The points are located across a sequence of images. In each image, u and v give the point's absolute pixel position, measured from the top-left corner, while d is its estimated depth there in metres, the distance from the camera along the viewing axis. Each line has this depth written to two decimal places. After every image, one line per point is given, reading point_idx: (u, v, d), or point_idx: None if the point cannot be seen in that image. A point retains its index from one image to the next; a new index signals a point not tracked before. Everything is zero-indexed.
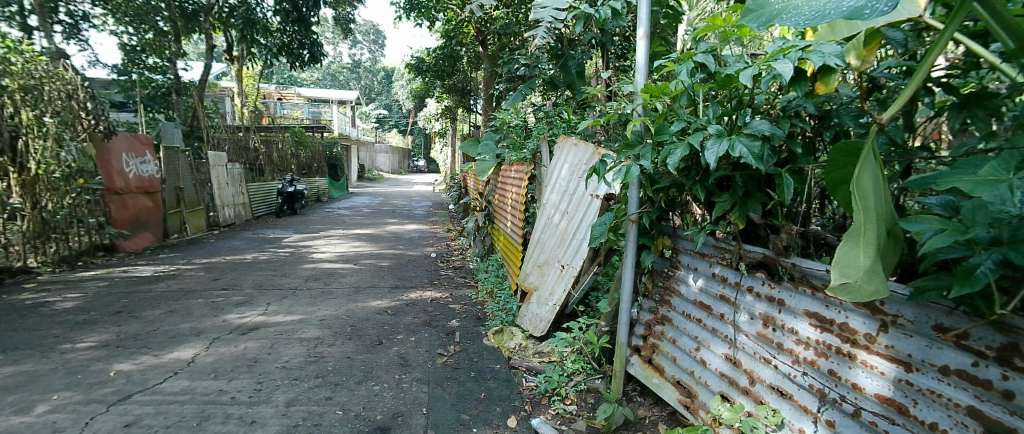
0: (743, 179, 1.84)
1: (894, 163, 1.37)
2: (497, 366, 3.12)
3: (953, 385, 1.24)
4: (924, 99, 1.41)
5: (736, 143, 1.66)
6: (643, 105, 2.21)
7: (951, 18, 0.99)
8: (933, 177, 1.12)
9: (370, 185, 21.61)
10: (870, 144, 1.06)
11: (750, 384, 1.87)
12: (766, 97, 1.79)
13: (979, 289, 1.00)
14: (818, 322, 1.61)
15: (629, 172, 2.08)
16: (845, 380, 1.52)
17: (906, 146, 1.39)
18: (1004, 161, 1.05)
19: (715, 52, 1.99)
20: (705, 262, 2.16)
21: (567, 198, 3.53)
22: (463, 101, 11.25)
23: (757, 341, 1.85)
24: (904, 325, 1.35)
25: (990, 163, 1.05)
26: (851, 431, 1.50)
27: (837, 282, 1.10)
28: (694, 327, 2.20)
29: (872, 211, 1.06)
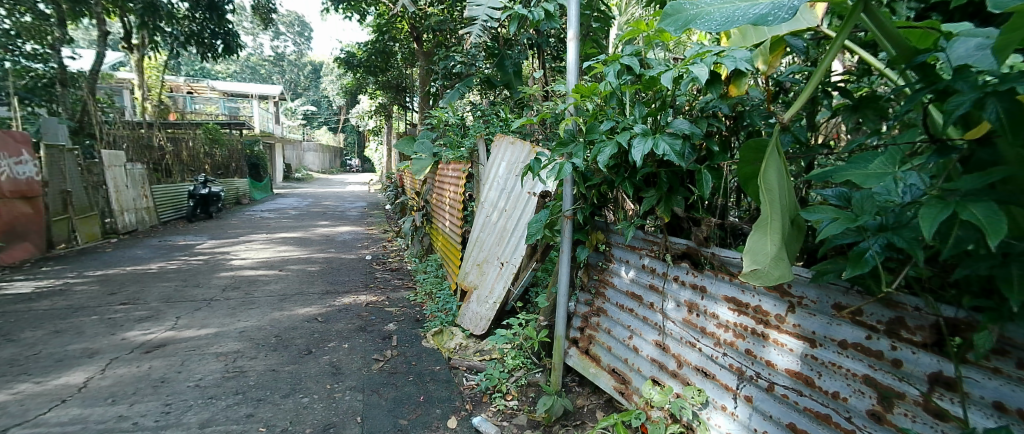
0: (667, 176, 1.91)
1: (799, 160, 1.49)
2: (436, 367, 3.06)
3: (851, 357, 1.36)
4: (823, 101, 1.54)
5: (659, 141, 1.72)
6: (575, 105, 2.25)
7: (842, 28, 1.08)
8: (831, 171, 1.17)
9: (298, 185, 20.51)
10: (773, 141, 1.13)
11: (677, 367, 1.95)
12: (686, 98, 1.88)
13: (868, 271, 1.09)
14: (736, 306, 1.71)
15: (562, 170, 2.10)
16: (759, 357, 1.62)
17: (809, 145, 1.50)
18: (891, 156, 1.14)
19: (640, 55, 2.06)
20: (635, 254, 2.23)
21: (505, 196, 3.53)
22: (398, 98, 10.94)
23: (683, 327, 1.94)
24: (808, 305, 1.47)
25: (880, 158, 1.13)
26: (766, 404, 1.59)
27: (747, 269, 1.16)
28: (627, 317, 2.27)
29: (777, 202, 1.13)
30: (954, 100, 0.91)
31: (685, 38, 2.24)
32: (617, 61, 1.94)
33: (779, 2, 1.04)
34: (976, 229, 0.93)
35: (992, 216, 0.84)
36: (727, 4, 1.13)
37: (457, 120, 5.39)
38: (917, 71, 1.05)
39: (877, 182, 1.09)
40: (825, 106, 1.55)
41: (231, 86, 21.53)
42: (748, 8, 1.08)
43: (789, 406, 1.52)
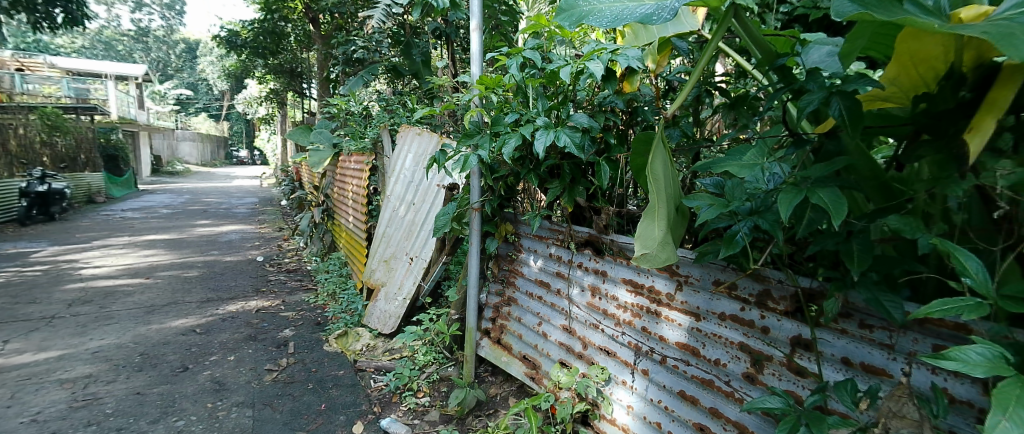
0: (570, 167, 1.95)
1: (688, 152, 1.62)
2: (340, 372, 2.88)
3: (729, 327, 1.49)
4: (707, 99, 1.66)
5: (560, 133, 1.75)
6: (479, 97, 2.20)
7: (716, 32, 1.15)
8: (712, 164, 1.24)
9: (172, 179, 18.18)
10: (659, 135, 1.17)
11: (583, 349, 2.02)
12: (586, 93, 1.92)
13: (739, 251, 1.19)
14: (633, 287, 1.80)
15: (468, 162, 2.04)
16: (654, 334, 1.72)
17: (693, 138, 1.62)
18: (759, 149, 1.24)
19: (543, 49, 2.06)
20: (542, 244, 2.25)
21: (412, 189, 3.41)
22: (293, 84, 10.08)
23: (587, 310, 2.01)
24: (693, 283, 1.59)
25: (751, 151, 1.22)
26: (660, 376, 1.70)
27: (638, 253, 1.19)
28: (537, 304, 2.30)
29: (663, 191, 1.17)
30: (806, 98, 1.01)
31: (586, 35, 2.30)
32: (520, 54, 1.93)
33: (663, 3, 1.07)
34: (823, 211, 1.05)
35: (835, 201, 0.94)
36: (617, 2, 1.14)
37: (359, 110, 5.07)
38: (778, 73, 1.15)
39: (749, 172, 1.18)
40: (709, 104, 1.67)
41: (84, 64, 18.44)
42: (635, 7, 1.10)
43: (679, 376, 1.64)
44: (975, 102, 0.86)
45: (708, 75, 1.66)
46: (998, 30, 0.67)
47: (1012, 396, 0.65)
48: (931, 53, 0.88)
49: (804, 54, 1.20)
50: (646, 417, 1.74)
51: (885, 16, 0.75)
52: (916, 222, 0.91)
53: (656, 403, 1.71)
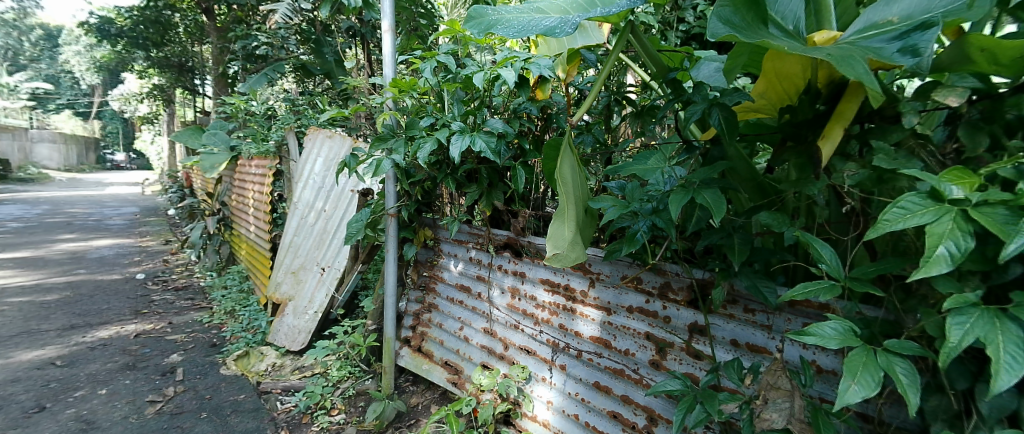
0: (487, 172, 1.95)
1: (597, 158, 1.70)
2: (240, 396, 2.64)
3: (637, 319, 1.58)
4: (615, 107, 1.75)
5: (476, 138, 1.74)
6: (392, 101, 2.11)
7: (616, 44, 1.22)
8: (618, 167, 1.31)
9: (25, 187, 15.53)
10: (566, 140, 1.21)
11: (504, 350, 2.03)
12: (502, 99, 1.93)
13: (639, 248, 1.28)
14: (550, 286, 1.85)
15: (380, 167, 1.95)
16: (570, 330, 1.78)
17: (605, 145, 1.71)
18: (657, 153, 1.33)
19: (459, 54, 2.04)
20: (462, 248, 2.23)
21: (323, 195, 3.23)
22: (183, 79, 9.08)
23: (507, 311, 2.02)
24: (604, 280, 1.66)
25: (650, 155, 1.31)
26: (577, 369, 1.76)
27: (550, 254, 1.21)
28: (457, 309, 2.27)
29: (570, 194, 1.21)
30: (691, 109, 1.11)
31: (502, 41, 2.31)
32: (434, 58, 1.89)
33: (567, 17, 1.09)
34: (707, 211, 1.15)
35: (716, 200, 1.04)
36: (524, 14, 1.17)
37: (261, 110, 4.69)
38: (670, 86, 1.25)
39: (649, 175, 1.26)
40: (619, 111, 1.76)
41: None
42: (541, 20, 1.13)
43: (594, 368, 1.71)
44: (829, 113, 0.99)
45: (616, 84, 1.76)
46: (841, 53, 0.78)
47: (859, 363, 0.76)
48: (792, 71, 1.00)
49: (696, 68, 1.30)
50: (565, 410, 1.79)
51: (748, 38, 0.83)
52: (783, 217, 1.04)
53: (574, 395, 1.76)
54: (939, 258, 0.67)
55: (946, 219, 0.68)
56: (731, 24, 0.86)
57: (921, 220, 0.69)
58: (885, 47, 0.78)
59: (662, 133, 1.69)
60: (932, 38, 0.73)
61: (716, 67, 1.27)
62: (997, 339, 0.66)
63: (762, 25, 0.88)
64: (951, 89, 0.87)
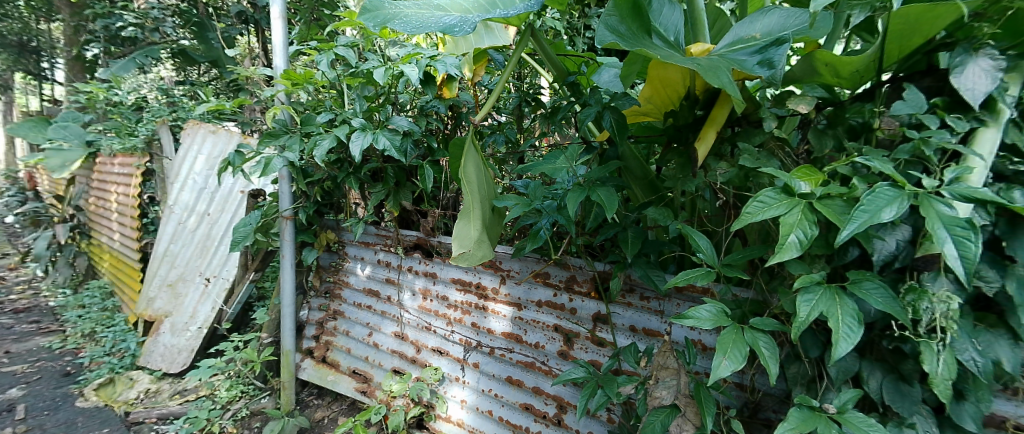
0: (393, 171, 1.88)
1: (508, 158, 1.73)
2: (104, 430, 2.28)
3: (546, 312, 1.63)
4: (526, 107, 1.78)
5: (379, 136, 1.66)
6: (285, 93, 1.93)
7: (518, 46, 1.23)
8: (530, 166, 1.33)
9: None
10: (470, 138, 1.20)
11: (417, 353, 1.99)
12: (408, 97, 1.87)
13: (542, 243, 1.33)
14: (462, 285, 1.83)
15: (270, 166, 1.79)
16: (482, 327, 1.78)
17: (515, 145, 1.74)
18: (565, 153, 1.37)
19: (359, 48, 1.93)
20: (369, 250, 2.12)
21: (205, 197, 2.95)
22: (25, 63, 7.63)
23: (419, 313, 1.98)
24: (514, 276, 1.68)
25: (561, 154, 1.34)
26: (489, 366, 1.78)
27: (457, 253, 1.20)
28: (365, 314, 2.18)
29: (475, 192, 1.21)
30: (585, 112, 1.18)
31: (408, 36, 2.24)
32: (331, 50, 1.78)
33: (467, 16, 1.08)
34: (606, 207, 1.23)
35: (609, 198, 1.10)
36: (423, 10, 1.14)
37: (128, 100, 4.11)
38: (569, 89, 1.30)
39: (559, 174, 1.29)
40: (528, 112, 1.80)
41: None
42: (440, 17, 1.11)
43: (506, 363, 1.74)
44: (705, 118, 1.10)
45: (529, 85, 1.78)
46: (709, 63, 0.86)
47: (730, 340, 0.85)
48: (675, 79, 1.08)
49: (596, 74, 1.25)
50: (479, 408, 1.80)
51: (629, 47, 0.89)
52: (668, 212, 1.13)
53: (487, 392, 1.78)
54: (790, 245, 0.76)
55: (796, 211, 0.78)
56: (617, 32, 0.92)
57: (777, 212, 0.79)
58: (748, 59, 0.87)
59: (569, 133, 1.75)
60: (783, 53, 0.84)
61: (615, 73, 1.23)
62: (836, 312, 0.77)
63: (644, 35, 0.95)
64: (800, 98, 1.01)
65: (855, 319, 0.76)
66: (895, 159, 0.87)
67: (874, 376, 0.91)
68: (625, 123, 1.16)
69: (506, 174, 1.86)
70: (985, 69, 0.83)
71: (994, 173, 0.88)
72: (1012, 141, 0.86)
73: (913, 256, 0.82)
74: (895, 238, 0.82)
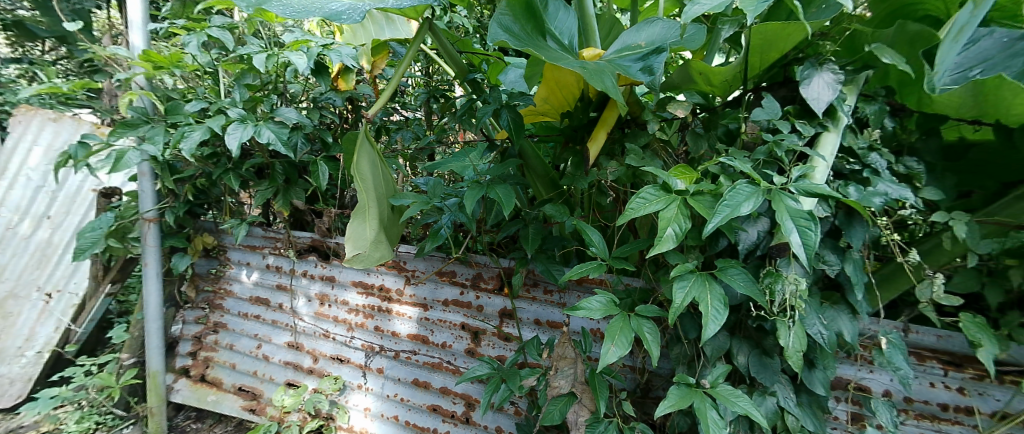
0: (282, 167, 1.74)
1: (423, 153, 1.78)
2: None
3: (452, 311, 1.61)
4: (433, 103, 1.76)
5: (262, 128, 1.51)
6: (144, 77, 1.67)
7: (414, 40, 1.19)
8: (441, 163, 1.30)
9: None
10: (364, 133, 1.14)
11: (313, 363, 1.86)
12: (299, 87, 1.73)
13: (442, 243, 1.31)
14: (363, 288, 1.75)
15: (124, 159, 1.56)
16: (386, 331, 1.72)
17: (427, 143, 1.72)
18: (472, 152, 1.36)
19: (238, 30, 1.73)
20: (255, 255, 1.94)
21: (40, 195, 2.52)
22: None
23: (315, 321, 1.86)
24: (419, 276, 1.64)
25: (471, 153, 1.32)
26: (395, 370, 1.72)
27: (351, 255, 1.14)
28: (252, 325, 1.99)
29: (371, 191, 1.16)
30: (483, 109, 1.18)
31: (303, 22, 2.06)
32: (203, 31, 1.58)
33: (356, 3, 1.02)
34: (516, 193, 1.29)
35: (507, 195, 1.11)
36: None
37: None
38: (470, 85, 1.30)
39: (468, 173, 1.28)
40: (437, 109, 1.78)
41: None
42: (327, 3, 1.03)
43: (412, 365, 1.69)
44: (597, 120, 1.15)
45: (437, 83, 1.78)
46: (594, 67, 0.90)
47: (618, 328, 0.89)
48: (569, 82, 1.11)
49: (503, 74, 1.38)
50: (384, 414, 1.73)
51: (519, 46, 0.90)
52: (564, 208, 1.17)
53: (392, 397, 1.72)
54: (667, 237, 0.83)
55: (672, 206, 0.85)
56: (510, 32, 0.93)
57: (656, 207, 0.85)
58: (632, 66, 0.93)
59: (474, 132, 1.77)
60: (662, 61, 0.90)
61: (519, 74, 1.37)
62: (706, 297, 0.85)
63: (538, 37, 0.97)
64: (678, 103, 1.09)
65: (722, 302, 0.84)
66: (755, 159, 0.98)
67: (742, 352, 1.02)
68: (521, 122, 1.19)
69: (420, 171, 1.83)
70: (826, 81, 0.96)
71: (835, 171, 1.02)
72: (848, 144, 1.01)
73: (769, 244, 0.93)
74: (756, 229, 0.93)
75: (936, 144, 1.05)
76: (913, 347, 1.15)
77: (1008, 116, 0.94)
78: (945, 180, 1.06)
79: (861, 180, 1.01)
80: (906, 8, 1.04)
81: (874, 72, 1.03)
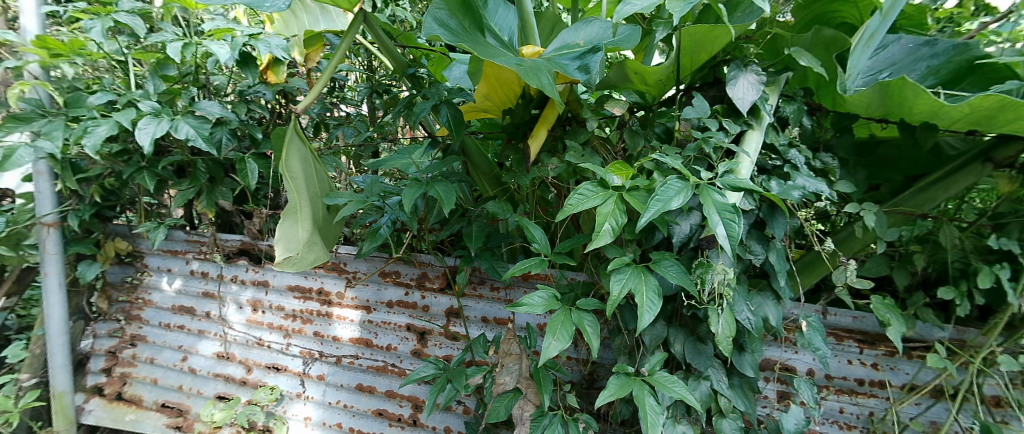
0: (204, 165, 1.61)
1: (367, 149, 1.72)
2: None
3: (397, 312, 1.57)
4: (374, 98, 1.70)
5: (179, 123, 1.40)
6: (39, 65, 1.50)
7: (348, 33, 1.15)
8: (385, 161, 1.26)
9: None
10: (294, 127, 1.09)
11: (247, 373, 1.76)
12: (224, 79, 1.62)
13: (381, 243, 1.28)
14: (300, 292, 1.67)
15: (13, 158, 1.38)
16: (325, 336, 1.65)
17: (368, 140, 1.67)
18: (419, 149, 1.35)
19: (151, 16, 1.59)
20: (178, 260, 1.80)
21: None
22: None
23: (248, 328, 1.75)
24: (361, 278, 1.58)
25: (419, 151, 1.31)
26: (336, 376, 1.65)
27: (282, 258, 1.08)
28: (176, 336, 1.85)
29: (302, 189, 1.11)
30: (421, 105, 1.18)
31: (229, 10, 1.93)
32: (109, 15, 1.44)
33: None
34: (460, 190, 1.31)
35: (446, 192, 1.10)
36: None
37: None
38: (410, 81, 1.27)
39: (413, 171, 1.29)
40: (378, 105, 1.72)
41: None
42: None
43: (355, 370, 1.63)
44: (539, 117, 1.16)
45: (377, 77, 1.73)
46: (530, 64, 0.90)
47: (559, 322, 0.91)
48: (508, 80, 1.10)
49: (446, 69, 1.27)
50: (326, 422, 1.67)
51: (452, 41, 0.88)
52: (506, 205, 1.17)
53: (335, 404, 1.66)
54: (604, 232, 0.84)
55: (609, 202, 0.87)
56: (445, 26, 0.92)
57: (594, 203, 0.86)
58: (569, 64, 0.94)
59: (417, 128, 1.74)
60: (597, 60, 0.91)
61: (465, 69, 1.27)
62: (641, 289, 0.87)
63: (474, 33, 0.96)
64: (616, 102, 1.12)
65: (656, 293, 0.87)
66: (686, 156, 1.03)
67: (678, 340, 1.06)
68: (461, 119, 1.18)
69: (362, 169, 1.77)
70: (751, 82, 1.02)
71: (759, 167, 1.09)
72: (770, 141, 1.07)
73: (701, 237, 0.97)
74: (689, 222, 0.97)
75: (849, 140, 1.14)
76: (832, 328, 1.25)
77: (911, 114, 1.02)
78: (856, 174, 1.16)
79: (782, 175, 1.08)
80: (825, 16, 1.16)
81: (794, 74, 1.10)
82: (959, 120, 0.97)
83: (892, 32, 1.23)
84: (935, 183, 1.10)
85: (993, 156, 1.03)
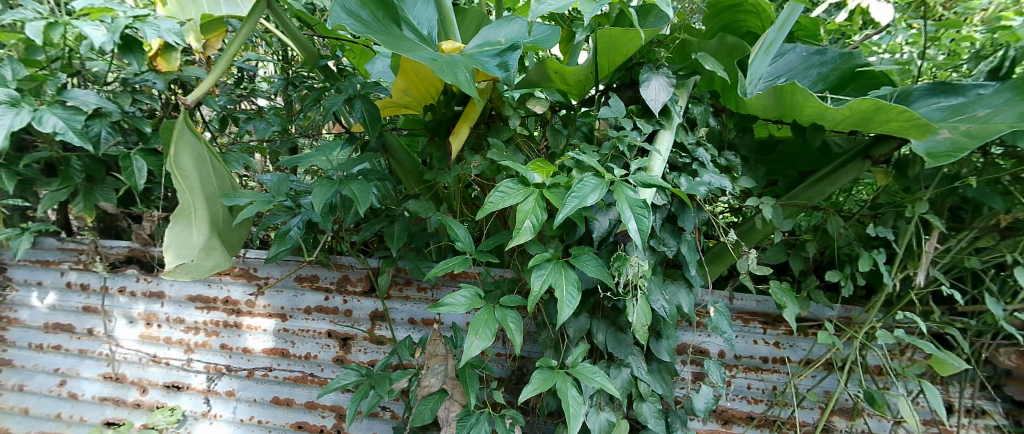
0: (79, 162, 1.41)
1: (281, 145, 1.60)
2: None
3: (316, 319, 1.48)
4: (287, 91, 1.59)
5: (43, 113, 1.22)
6: None
7: (248, 19, 1.07)
8: (303, 158, 1.19)
9: None
10: (184, 120, 1.00)
11: (142, 394, 1.59)
12: (103, 65, 1.43)
13: (292, 247, 1.22)
14: (203, 303, 1.53)
15: None
16: (234, 348, 1.53)
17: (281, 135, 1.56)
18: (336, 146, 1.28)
19: None
20: (51, 272, 1.58)
21: None
22: None
23: (141, 345, 1.58)
24: (274, 284, 1.48)
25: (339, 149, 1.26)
26: (248, 391, 1.53)
27: (172, 266, 0.99)
28: (52, 358, 1.63)
29: (196, 189, 1.03)
30: (332, 99, 1.11)
31: None
32: None
33: None
34: (381, 189, 1.27)
35: (362, 192, 1.06)
36: None
37: None
38: (322, 73, 1.20)
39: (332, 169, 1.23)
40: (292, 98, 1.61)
41: None
42: None
43: (270, 382, 1.53)
44: (461, 114, 1.14)
45: (290, 69, 1.62)
46: (444, 59, 0.88)
47: (481, 321, 0.90)
48: (426, 75, 1.08)
49: (369, 62, 1.24)
50: None
51: (358, 33, 0.84)
52: (428, 204, 1.14)
53: (247, 421, 1.54)
54: (525, 229, 0.85)
55: (530, 198, 0.87)
56: (354, 17, 0.88)
57: (515, 201, 0.86)
58: (488, 61, 0.93)
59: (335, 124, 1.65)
60: (516, 58, 0.91)
61: (388, 63, 1.25)
62: (561, 283, 0.89)
63: (387, 25, 0.93)
64: (538, 100, 1.14)
65: (574, 287, 0.89)
66: (603, 154, 1.06)
67: (601, 331, 1.10)
68: (378, 115, 1.13)
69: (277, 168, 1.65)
70: (662, 84, 1.07)
71: (670, 164, 1.15)
72: (680, 139, 1.14)
73: (617, 231, 1.02)
74: (607, 217, 1.01)
75: (750, 140, 1.24)
76: (738, 312, 1.36)
77: (802, 116, 1.10)
78: (756, 170, 1.27)
79: (691, 171, 1.14)
80: (732, 25, 1.26)
81: (701, 77, 1.18)
82: (842, 121, 1.05)
83: (790, 41, 1.36)
84: (824, 178, 1.20)
85: (872, 154, 1.13)
